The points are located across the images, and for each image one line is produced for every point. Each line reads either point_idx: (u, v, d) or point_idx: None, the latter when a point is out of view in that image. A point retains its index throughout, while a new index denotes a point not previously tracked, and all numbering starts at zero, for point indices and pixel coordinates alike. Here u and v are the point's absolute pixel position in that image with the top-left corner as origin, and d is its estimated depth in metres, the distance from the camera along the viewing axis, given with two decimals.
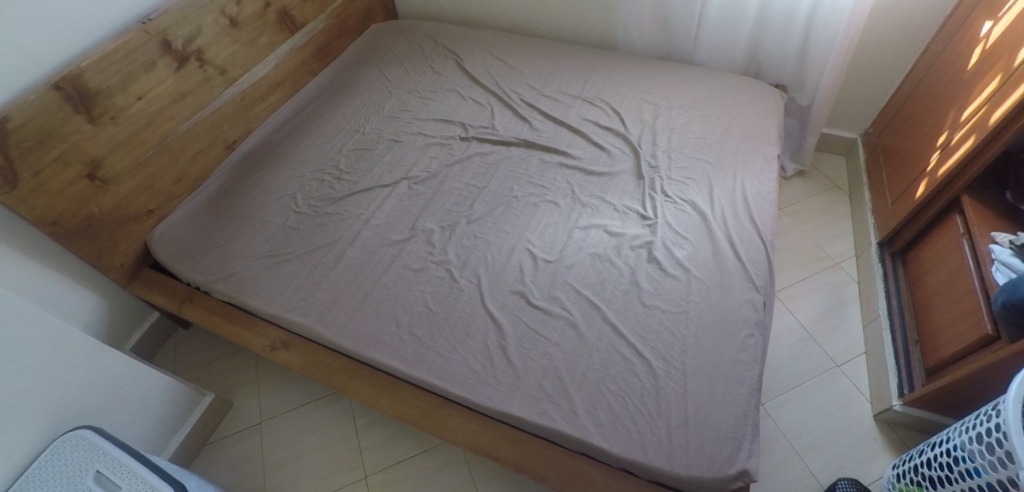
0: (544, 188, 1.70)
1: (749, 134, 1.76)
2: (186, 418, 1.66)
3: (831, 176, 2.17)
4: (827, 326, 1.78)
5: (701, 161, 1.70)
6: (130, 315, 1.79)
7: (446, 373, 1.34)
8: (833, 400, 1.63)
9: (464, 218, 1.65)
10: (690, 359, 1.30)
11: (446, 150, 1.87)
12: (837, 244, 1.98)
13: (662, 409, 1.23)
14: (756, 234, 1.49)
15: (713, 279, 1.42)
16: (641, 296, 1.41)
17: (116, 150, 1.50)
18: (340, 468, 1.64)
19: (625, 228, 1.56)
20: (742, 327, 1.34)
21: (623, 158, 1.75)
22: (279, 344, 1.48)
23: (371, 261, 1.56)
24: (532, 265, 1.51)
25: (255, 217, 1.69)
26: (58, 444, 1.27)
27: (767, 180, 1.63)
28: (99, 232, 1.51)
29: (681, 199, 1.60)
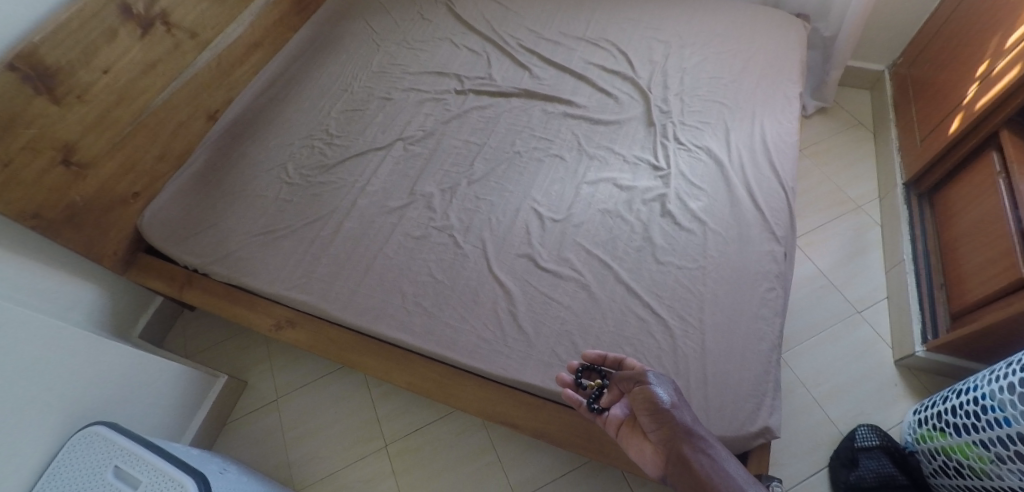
0: (547, 141, 1.61)
1: (768, 71, 1.66)
2: (203, 399, 1.69)
3: (853, 110, 2.05)
4: (849, 273, 1.72)
5: (716, 103, 1.61)
6: (133, 300, 1.78)
7: (456, 343, 1.30)
8: (853, 348, 1.59)
9: (465, 179, 1.57)
10: (708, 316, 1.24)
11: (441, 105, 1.76)
12: (860, 184, 1.88)
13: (681, 369, 1.18)
14: (775, 180, 1.42)
15: (731, 231, 1.35)
16: (655, 253, 1.34)
17: (89, 132, 1.43)
18: (359, 438, 1.65)
19: (636, 181, 1.47)
20: (762, 280, 1.28)
21: (631, 104, 1.65)
22: (285, 322, 1.45)
23: (371, 230, 1.51)
24: (539, 225, 1.44)
25: (246, 192, 1.66)
26: (75, 442, 1.29)
27: (789, 121, 1.55)
28: (84, 220, 1.47)
29: (695, 145, 1.52)
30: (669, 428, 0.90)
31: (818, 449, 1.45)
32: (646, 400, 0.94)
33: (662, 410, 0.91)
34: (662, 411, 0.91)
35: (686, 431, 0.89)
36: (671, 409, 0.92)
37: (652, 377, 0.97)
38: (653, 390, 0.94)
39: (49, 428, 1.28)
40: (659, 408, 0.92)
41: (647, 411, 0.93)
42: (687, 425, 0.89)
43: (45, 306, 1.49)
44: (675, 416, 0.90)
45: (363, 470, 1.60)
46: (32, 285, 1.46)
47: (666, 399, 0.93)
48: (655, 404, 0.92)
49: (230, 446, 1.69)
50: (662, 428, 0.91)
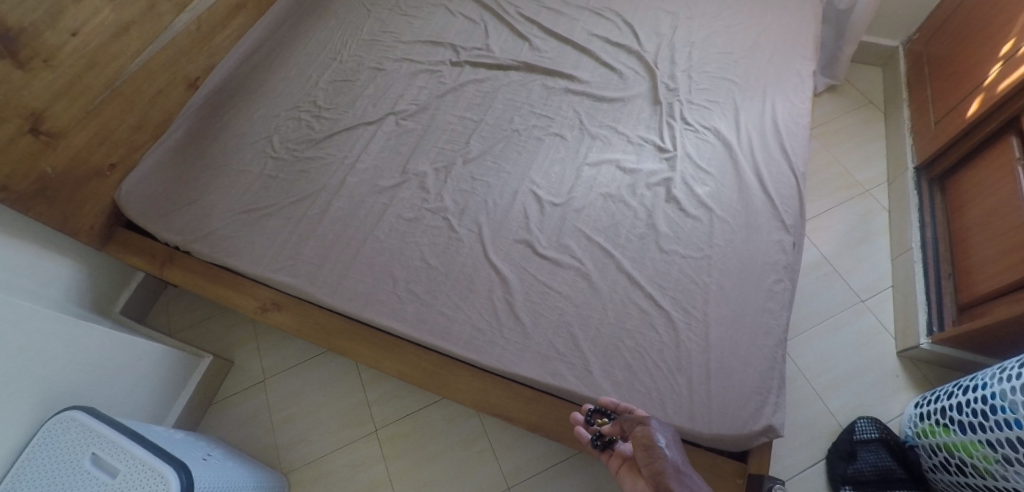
0: (548, 119, 1.53)
1: (781, 47, 1.57)
2: (188, 379, 1.64)
3: (864, 89, 1.98)
4: (854, 260, 1.67)
5: (725, 80, 1.53)
6: (112, 277, 1.71)
7: (449, 333, 1.24)
8: (855, 338, 1.56)
9: (460, 158, 1.49)
10: (713, 309, 1.19)
11: (435, 78, 1.67)
12: (868, 168, 1.82)
13: (683, 365, 1.14)
14: (786, 165, 1.36)
15: (739, 218, 1.29)
16: (659, 241, 1.28)
17: (58, 100, 1.33)
18: (349, 422, 1.61)
19: (641, 163, 1.40)
20: (769, 272, 1.23)
21: (636, 80, 1.56)
22: (270, 304, 1.39)
23: (360, 212, 1.44)
24: (538, 209, 1.37)
25: (230, 166, 1.58)
26: (50, 428, 1.23)
27: (801, 101, 1.47)
28: (59, 194, 1.38)
29: (703, 126, 1.44)
30: (657, 465, 0.79)
31: (816, 441, 1.43)
32: (640, 438, 0.85)
33: (654, 448, 0.82)
34: (654, 449, 0.82)
35: (676, 470, 0.78)
36: (665, 451, 0.82)
37: (654, 422, 0.88)
38: (650, 429, 0.86)
39: (25, 412, 1.22)
40: (652, 447, 0.82)
41: (639, 450, 0.84)
42: (677, 467, 0.79)
43: (21, 283, 1.41)
44: (667, 458, 0.80)
45: (353, 456, 1.56)
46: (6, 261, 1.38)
47: (662, 441, 0.83)
48: (648, 441, 0.83)
49: (216, 429, 1.65)
50: (650, 465, 0.80)
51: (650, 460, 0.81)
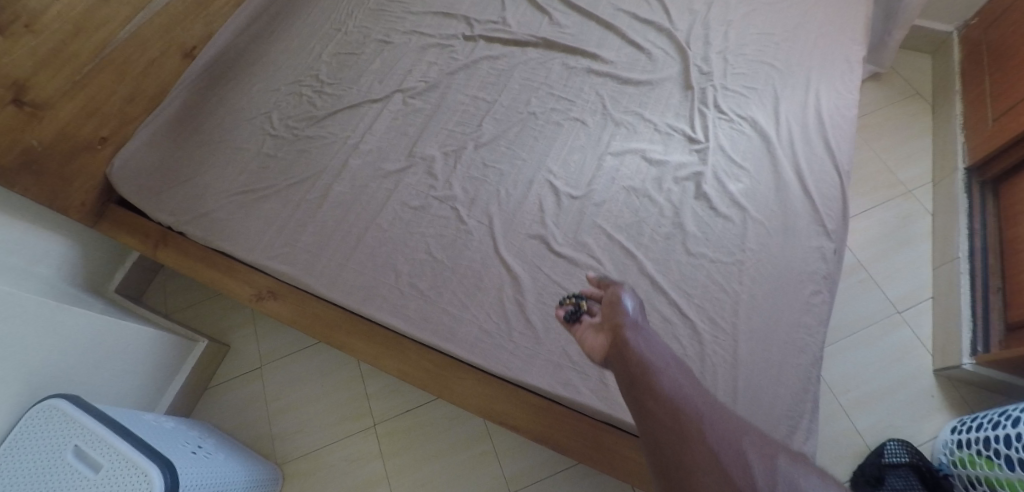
0: (567, 102, 1.40)
1: (827, 29, 1.43)
2: (182, 363, 1.57)
3: (911, 78, 1.82)
4: (892, 267, 1.55)
5: (765, 64, 1.39)
6: (104, 255, 1.63)
7: (454, 335, 1.15)
8: (891, 351, 1.44)
9: (472, 142, 1.38)
10: (743, 321, 1.09)
11: (447, 53, 1.54)
12: (912, 166, 1.68)
13: (708, 382, 1.04)
14: (829, 163, 1.24)
15: (775, 221, 1.18)
16: (686, 242, 1.17)
17: (42, 68, 1.24)
18: (347, 416, 1.54)
19: (669, 154, 1.28)
20: (807, 282, 1.12)
21: (666, 62, 1.43)
22: (266, 292, 1.29)
23: (362, 197, 1.34)
24: (554, 201, 1.26)
25: (226, 143, 1.49)
26: (33, 416, 1.15)
27: (848, 90, 1.33)
28: (47, 168, 1.29)
29: (739, 115, 1.32)
30: (622, 322, 0.83)
31: (843, 460, 1.33)
32: (613, 301, 0.87)
33: (622, 308, 0.85)
34: (623, 309, 0.85)
35: (636, 325, 0.82)
36: (630, 311, 0.85)
37: (624, 290, 0.90)
38: (621, 295, 0.88)
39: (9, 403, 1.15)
40: (621, 307, 0.86)
41: (608, 309, 0.86)
42: (640, 324, 0.82)
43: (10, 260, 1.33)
44: (631, 315, 0.84)
45: (350, 451, 1.49)
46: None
47: (630, 306, 0.86)
48: (618, 304, 0.86)
49: (210, 417, 1.58)
50: (615, 320, 0.84)
51: (614, 317, 0.84)
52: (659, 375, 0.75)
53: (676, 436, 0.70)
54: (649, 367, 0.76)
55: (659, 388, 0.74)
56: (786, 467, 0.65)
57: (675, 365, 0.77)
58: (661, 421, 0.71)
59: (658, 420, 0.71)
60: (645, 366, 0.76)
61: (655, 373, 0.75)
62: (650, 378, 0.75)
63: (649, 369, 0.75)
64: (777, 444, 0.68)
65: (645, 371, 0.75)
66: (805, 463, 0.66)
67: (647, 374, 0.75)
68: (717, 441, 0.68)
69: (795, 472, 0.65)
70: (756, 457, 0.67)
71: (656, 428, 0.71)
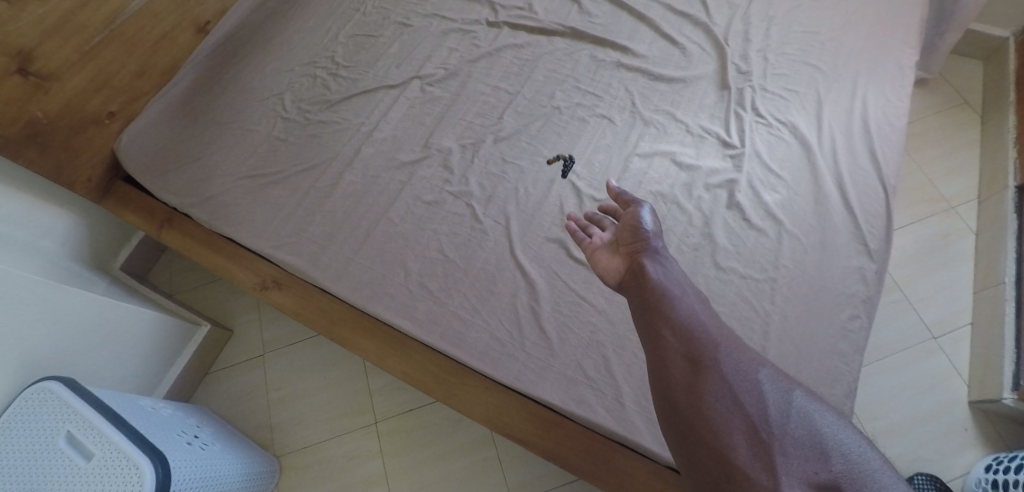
0: (594, 97, 1.33)
1: (878, 30, 1.33)
2: (183, 348, 1.49)
3: (960, 86, 1.70)
4: (930, 288, 1.46)
5: (808, 65, 1.30)
6: (111, 228, 1.52)
7: (464, 341, 1.09)
8: (923, 378, 1.36)
9: (491, 136, 1.31)
10: (773, 345, 1.02)
11: (469, 39, 1.47)
12: (957, 179, 1.57)
13: None
14: (874, 176, 1.15)
15: (813, 237, 1.11)
16: (715, 256, 1.10)
17: (49, 38, 1.18)
18: (348, 412, 1.47)
19: (700, 159, 1.20)
20: (844, 306, 1.05)
21: (702, 59, 1.34)
22: (270, 282, 1.22)
23: (374, 188, 1.28)
24: (576, 203, 1.19)
25: (236, 123, 1.43)
26: (26, 396, 1.03)
27: (898, 96, 1.23)
28: (51, 142, 1.23)
29: (779, 120, 1.23)
30: (642, 246, 0.85)
31: None
32: (631, 220, 0.89)
33: (641, 229, 0.87)
34: (643, 229, 0.87)
35: (655, 252, 0.84)
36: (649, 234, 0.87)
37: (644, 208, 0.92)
38: (641, 212, 0.90)
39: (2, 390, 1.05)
40: (641, 228, 0.87)
41: (627, 230, 0.88)
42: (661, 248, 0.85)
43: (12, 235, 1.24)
44: (654, 238, 0.86)
45: (349, 447, 1.43)
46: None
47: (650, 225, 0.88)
48: (639, 224, 0.88)
49: (209, 404, 1.52)
50: (635, 245, 0.86)
51: (633, 242, 0.86)
52: (674, 299, 0.76)
53: (688, 358, 0.70)
54: (665, 290, 0.77)
55: (674, 312, 0.75)
56: (802, 400, 0.65)
57: (693, 291, 0.78)
58: (672, 340, 0.72)
59: (669, 341, 0.72)
60: (662, 289, 0.77)
61: (671, 297, 0.76)
62: (667, 302, 0.76)
63: (665, 292, 0.77)
64: (793, 378, 0.68)
65: (661, 294, 0.77)
66: (821, 399, 0.66)
67: (663, 297, 0.76)
68: (730, 365, 0.68)
69: (809, 405, 0.64)
70: (769, 385, 0.66)
71: (667, 348, 0.72)
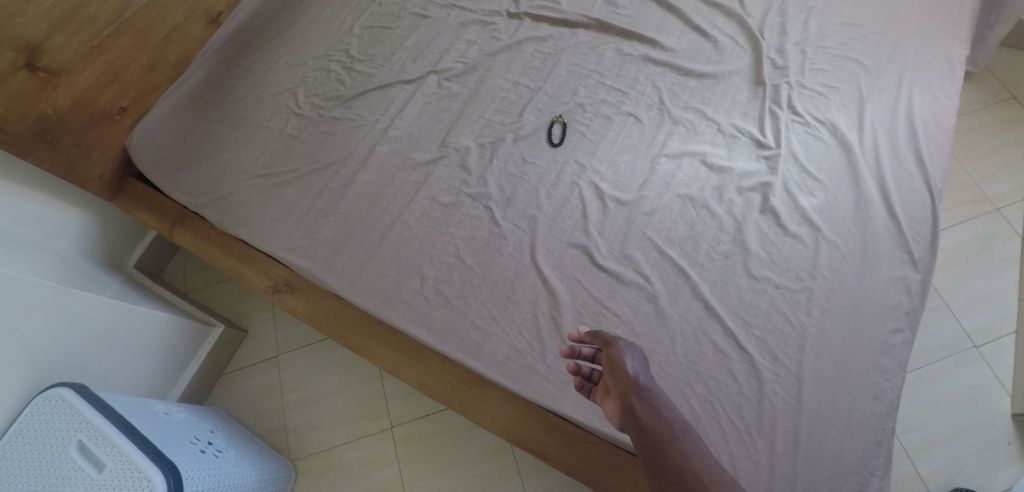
0: (620, 94, 1.27)
1: (924, 21, 1.25)
2: (197, 348, 1.47)
3: (1007, 79, 1.61)
4: (970, 294, 1.38)
5: (848, 59, 1.22)
6: (125, 227, 1.50)
7: (483, 352, 1.05)
8: (964, 389, 1.29)
9: (511, 134, 1.25)
10: (810, 360, 0.96)
11: (488, 32, 1.41)
12: (1002, 179, 1.49)
13: (765, 426, 0.93)
14: (920, 179, 1.08)
15: (853, 244, 1.05)
16: (747, 264, 1.05)
17: (58, 31, 1.14)
18: (362, 416, 1.45)
19: (732, 160, 1.15)
20: (887, 319, 0.99)
21: (734, 53, 1.27)
22: (283, 285, 1.19)
23: (390, 189, 1.23)
24: (599, 207, 1.14)
25: (249, 119, 1.38)
26: (38, 404, 1.00)
27: (946, 94, 1.16)
28: (62, 138, 1.20)
29: (817, 118, 1.16)
30: (628, 388, 0.79)
31: None
32: (613, 360, 0.84)
33: (623, 371, 0.81)
34: (626, 371, 0.81)
35: (643, 389, 0.79)
36: (634, 370, 0.82)
37: (625, 343, 0.86)
38: (622, 351, 0.84)
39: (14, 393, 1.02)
40: (624, 370, 0.81)
41: (609, 371, 0.83)
42: (651, 388, 0.79)
43: (24, 232, 1.21)
44: (641, 379, 0.80)
45: (363, 452, 1.41)
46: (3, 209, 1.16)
47: (634, 365, 0.83)
48: (620, 365, 0.82)
49: (223, 404, 1.51)
50: (621, 387, 0.80)
51: (618, 378, 0.81)
52: (670, 456, 0.71)
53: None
54: (661, 446, 0.72)
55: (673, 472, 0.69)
56: None
57: (691, 441, 0.73)
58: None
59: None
60: (657, 445, 0.72)
61: (667, 453, 0.71)
62: (663, 460, 0.71)
63: (662, 448, 0.72)
64: None
65: (658, 452, 0.72)
66: None
67: (658, 455, 0.71)
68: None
69: None
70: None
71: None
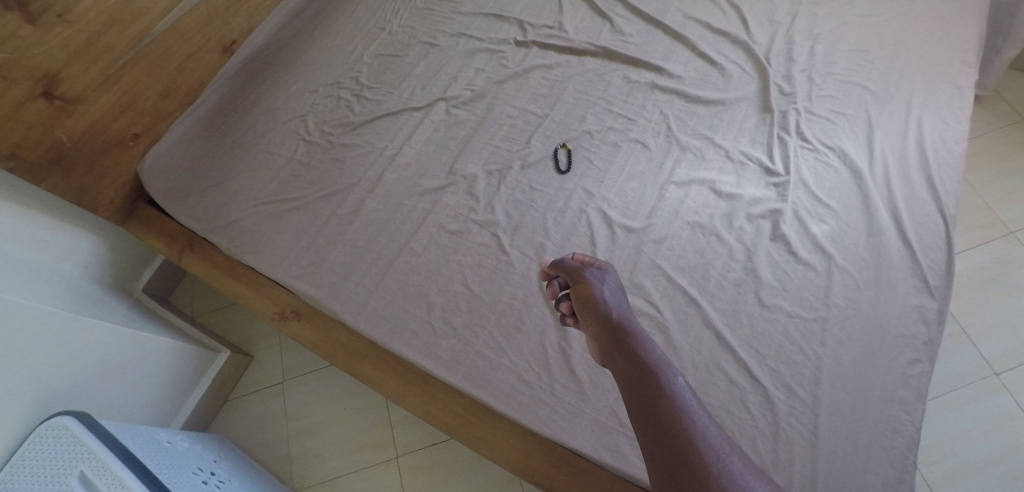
0: (627, 121, 1.27)
1: (932, 47, 1.25)
2: (203, 374, 1.46)
3: (1016, 102, 1.60)
4: (988, 321, 1.35)
5: (856, 85, 1.22)
6: (135, 252, 1.50)
7: (490, 382, 1.03)
8: (986, 418, 1.26)
9: (519, 161, 1.25)
10: (825, 392, 0.94)
11: (496, 59, 1.42)
12: (1016, 203, 1.47)
13: (781, 461, 0.90)
14: (933, 205, 1.07)
15: (866, 272, 1.03)
16: (759, 292, 1.03)
17: (75, 60, 1.16)
18: (368, 444, 1.43)
19: (742, 187, 1.14)
20: (904, 349, 0.97)
21: (742, 80, 1.27)
22: (289, 311, 1.18)
23: (397, 216, 1.23)
24: (608, 234, 1.13)
25: (259, 145, 1.40)
26: (41, 433, 0.98)
27: (958, 118, 1.15)
28: (75, 165, 1.21)
29: (826, 145, 1.16)
30: (598, 323, 0.81)
31: None
32: (581, 294, 0.84)
33: (593, 306, 0.82)
34: (594, 304, 0.82)
35: (614, 320, 0.80)
36: (606, 302, 0.83)
37: (594, 275, 0.87)
38: (590, 285, 0.85)
39: (20, 424, 1.01)
40: (593, 304, 0.82)
41: (580, 307, 0.84)
42: (622, 317, 0.81)
43: (32, 257, 1.21)
44: (609, 309, 0.81)
45: (369, 482, 1.38)
46: (10, 234, 1.16)
47: (603, 296, 0.84)
48: (590, 300, 0.83)
49: (228, 432, 1.49)
50: (593, 322, 0.82)
51: (590, 313, 0.83)
52: (644, 383, 0.72)
53: (671, 457, 0.66)
54: (634, 376, 0.74)
55: (647, 400, 0.71)
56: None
57: (663, 363, 0.74)
58: (649, 437, 0.68)
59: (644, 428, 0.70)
60: (631, 376, 0.74)
61: (642, 381, 0.73)
62: (637, 389, 0.72)
63: (636, 375, 0.74)
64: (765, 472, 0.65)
65: (633, 382, 0.73)
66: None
67: (633, 386, 0.73)
68: (720, 459, 0.65)
69: None
70: (756, 482, 0.63)
71: (648, 443, 0.68)
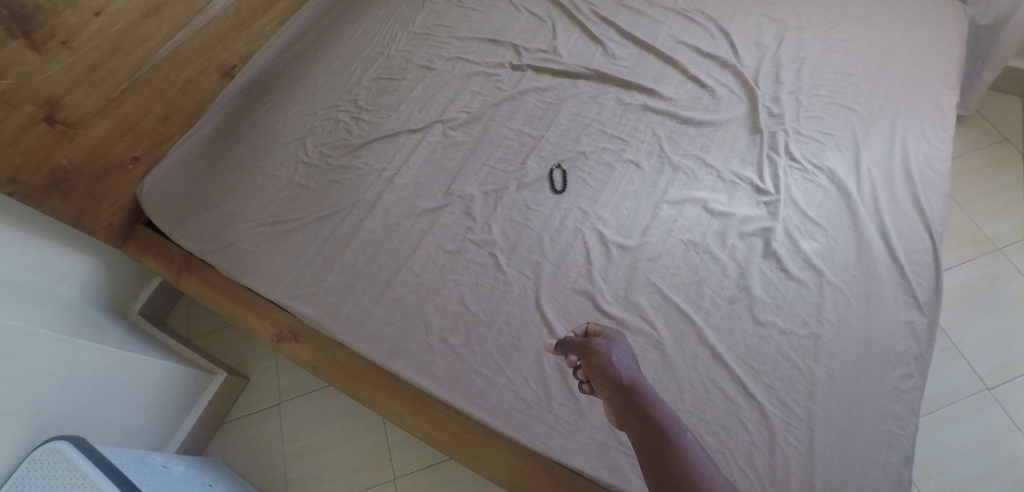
0: (621, 142, 1.30)
1: (914, 69, 1.29)
2: (198, 397, 1.46)
3: (998, 121, 1.64)
4: (978, 335, 1.37)
5: (842, 107, 1.26)
6: (132, 273, 1.50)
7: (488, 401, 1.03)
8: (981, 433, 1.27)
9: (515, 182, 1.28)
10: (820, 408, 0.95)
11: (492, 82, 1.46)
12: (1001, 220, 1.50)
13: (778, 477, 0.90)
14: (920, 222, 1.09)
15: (857, 289, 1.05)
16: (753, 309, 1.05)
17: (77, 86, 1.18)
18: (366, 466, 1.42)
19: (733, 206, 1.17)
20: (896, 364, 0.98)
21: (731, 101, 1.31)
22: (287, 333, 1.19)
23: (395, 236, 1.25)
24: (604, 252, 1.15)
25: (258, 169, 1.41)
26: (35, 459, 0.96)
27: (941, 138, 1.18)
28: (74, 188, 1.22)
29: (815, 165, 1.19)
30: (615, 393, 0.77)
31: None
32: (592, 362, 0.82)
33: (607, 376, 0.79)
34: (607, 372, 0.79)
35: (630, 390, 0.77)
36: (620, 370, 0.80)
37: (605, 341, 0.84)
38: (602, 353, 0.82)
39: (15, 450, 0.99)
40: (608, 374, 0.79)
41: (594, 375, 0.81)
42: (636, 385, 0.78)
43: (29, 281, 1.22)
44: (625, 379, 0.78)
45: None
46: (7, 258, 1.16)
47: (616, 363, 0.81)
48: (603, 368, 0.80)
49: (223, 455, 1.47)
50: (608, 391, 0.79)
51: (604, 382, 0.79)
52: (668, 460, 0.70)
53: None
54: (656, 452, 0.71)
55: (673, 478, 0.68)
56: None
57: (682, 433, 0.72)
58: None
59: None
60: (653, 451, 0.71)
61: (665, 458, 0.70)
62: (661, 467, 0.70)
63: (657, 448, 0.71)
64: None
65: (657, 459, 0.70)
66: None
67: (658, 465, 0.70)
68: None
69: None
70: None
71: None
